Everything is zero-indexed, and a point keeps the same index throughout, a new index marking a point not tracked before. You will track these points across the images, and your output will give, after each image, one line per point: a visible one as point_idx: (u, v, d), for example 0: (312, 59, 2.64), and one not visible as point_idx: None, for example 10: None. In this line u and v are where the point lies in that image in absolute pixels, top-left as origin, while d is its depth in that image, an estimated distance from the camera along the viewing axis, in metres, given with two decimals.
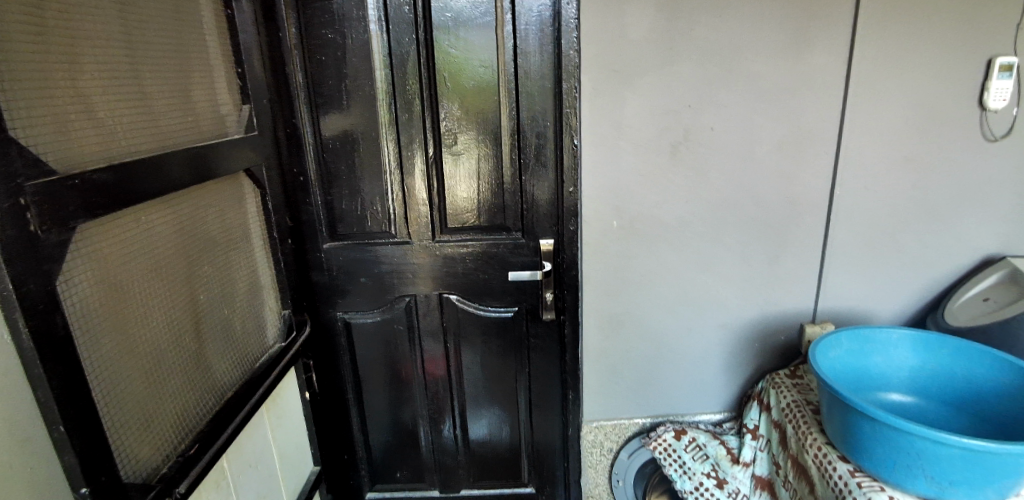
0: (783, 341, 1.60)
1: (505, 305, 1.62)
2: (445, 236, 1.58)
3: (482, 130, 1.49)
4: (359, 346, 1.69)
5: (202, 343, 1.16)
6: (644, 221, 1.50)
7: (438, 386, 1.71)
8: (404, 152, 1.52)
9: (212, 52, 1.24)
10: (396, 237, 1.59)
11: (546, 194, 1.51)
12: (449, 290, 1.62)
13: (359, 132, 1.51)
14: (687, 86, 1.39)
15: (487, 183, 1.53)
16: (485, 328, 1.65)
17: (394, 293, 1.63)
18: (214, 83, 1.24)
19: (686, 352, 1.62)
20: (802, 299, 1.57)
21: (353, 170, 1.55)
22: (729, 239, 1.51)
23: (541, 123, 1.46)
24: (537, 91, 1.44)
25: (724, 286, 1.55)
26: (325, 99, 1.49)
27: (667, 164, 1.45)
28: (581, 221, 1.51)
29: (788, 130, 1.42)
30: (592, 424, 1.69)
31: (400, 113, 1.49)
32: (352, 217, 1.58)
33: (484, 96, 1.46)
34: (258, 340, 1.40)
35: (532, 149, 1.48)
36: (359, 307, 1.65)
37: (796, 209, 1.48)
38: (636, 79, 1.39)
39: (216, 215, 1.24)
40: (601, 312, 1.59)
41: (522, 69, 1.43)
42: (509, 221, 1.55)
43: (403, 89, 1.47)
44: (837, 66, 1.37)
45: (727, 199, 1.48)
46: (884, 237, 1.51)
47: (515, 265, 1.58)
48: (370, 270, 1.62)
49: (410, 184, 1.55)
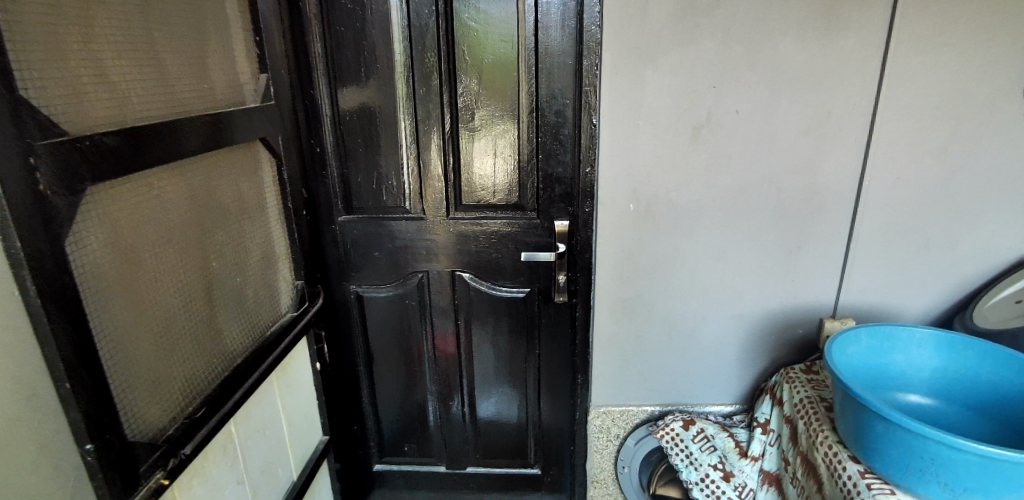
0: (801, 335, 1.51)
1: (518, 285, 1.61)
2: (459, 214, 1.57)
3: (500, 107, 1.46)
4: (372, 321, 1.71)
5: (212, 309, 1.18)
6: (663, 205, 1.44)
7: (448, 361, 1.72)
8: (420, 127, 1.51)
9: (232, 21, 1.24)
10: (409, 213, 1.59)
11: (564, 174, 1.48)
12: (462, 268, 1.62)
13: (378, 105, 1.51)
14: (711, 66, 1.32)
15: (505, 163, 1.51)
16: (497, 308, 1.64)
17: (408, 269, 1.64)
18: (233, 53, 1.25)
19: (698, 341, 1.56)
20: (823, 294, 1.48)
21: (370, 145, 1.55)
22: (753, 227, 1.44)
23: (560, 102, 1.43)
24: (557, 69, 1.40)
25: (741, 277, 1.49)
26: (344, 70, 1.49)
27: (687, 148, 1.39)
28: (596, 203, 1.47)
29: (817, 116, 1.34)
30: (599, 410, 1.66)
31: (418, 87, 1.47)
32: (367, 191, 1.59)
33: (504, 73, 1.43)
34: (270, 310, 1.42)
35: (550, 128, 1.45)
36: (373, 281, 1.66)
37: (822, 199, 1.40)
38: (658, 58, 1.33)
39: (231, 184, 1.26)
40: (614, 297, 1.54)
41: (542, 45, 1.39)
42: (524, 201, 1.53)
43: (421, 63, 1.45)
44: (874, 51, 1.28)
45: (750, 183, 1.40)
46: (917, 231, 1.41)
47: (529, 246, 1.57)
48: (386, 245, 1.62)
49: (425, 159, 1.54)
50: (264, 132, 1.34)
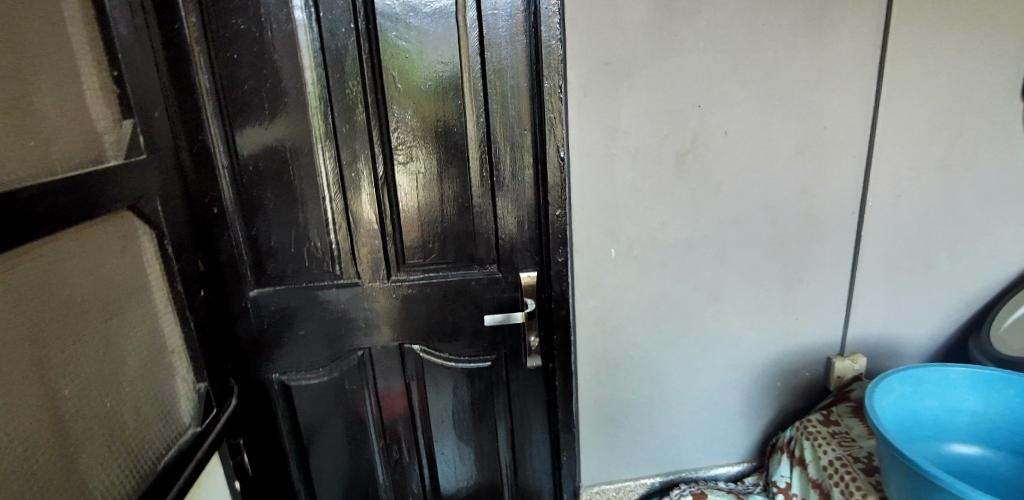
0: (808, 378, 1.34)
1: (480, 353, 1.35)
2: (402, 274, 1.30)
3: (442, 143, 1.22)
4: (302, 413, 1.38)
5: (68, 450, 0.84)
6: (648, 245, 1.21)
7: (403, 449, 1.43)
8: (346, 170, 1.23)
9: (80, 55, 0.96)
10: (341, 277, 1.29)
11: (524, 217, 1.26)
12: (411, 338, 1.33)
13: (290, 146, 1.21)
14: (693, 82, 1.13)
15: (451, 207, 1.26)
16: (458, 380, 1.37)
17: (344, 346, 1.33)
18: (85, 96, 0.96)
19: (696, 395, 1.33)
20: (829, 330, 1.31)
21: (284, 198, 1.24)
22: (751, 261, 1.24)
23: (517, 132, 1.21)
24: (510, 92, 1.19)
25: (739, 318, 1.28)
26: (242, 106, 1.18)
27: (673, 178, 1.17)
28: (570, 250, 1.20)
29: (810, 133, 1.18)
30: (591, 490, 1.39)
31: (339, 123, 1.19)
32: (285, 256, 1.27)
33: (445, 99, 1.19)
34: (162, 430, 1.06)
35: (507, 163, 1.23)
36: (301, 366, 1.34)
37: (821, 225, 1.24)
38: (633, 76, 1.12)
39: (84, 272, 0.92)
40: (596, 357, 1.28)
41: (491, 65, 1.17)
42: (480, 252, 1.29)
43: (341, 93, 1.18)
44: (868, 57, 1.14)
45: (744, 212, 1.21)
46: (918, 250, 1.28)
47: (490, 305, 1.31)
48: (314, 319, 1.31)
49: (356, 211, 1.25)
50: (133, 198, 1.01)
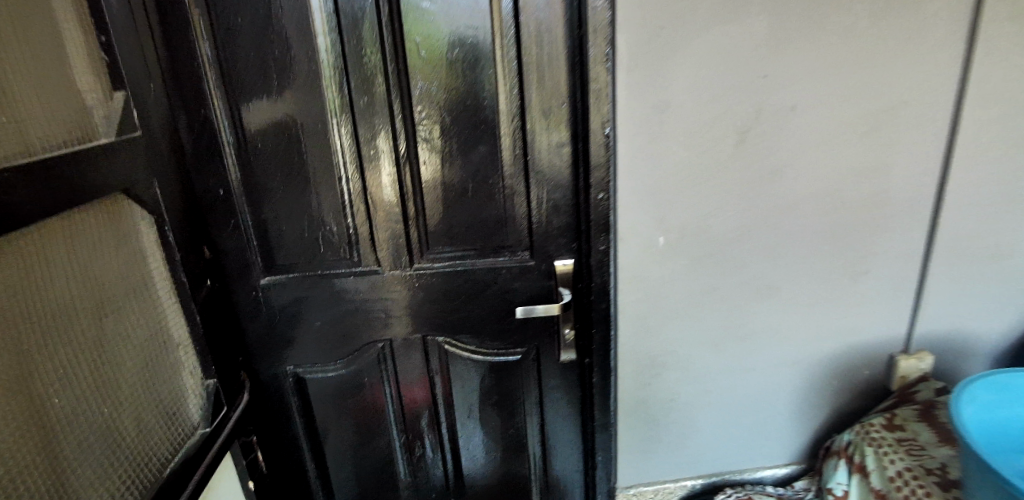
0: (866, 378, 1.23)
1: (508, 347, 1.25)
2: (425, 263, 1.19)
3: (470, 119, 1.09)
4: (319, 410, 1.29)
5: (60, 466, 0.75)
6: (699, 234, 1.09)
7: (427, 446, 1.35)
8: (364, 149, 1.11)
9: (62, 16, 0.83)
10: (359, 266, 1.18)
11: (561, 201, 1.14)
12: (435, 332, 1.23)
13: (301, 122, 1.09)
14: (759, 47, 0.98)
15: (479, 190, 1.14)
16: (485, 375, 1.27)
17: (362, 339, 1.23)
18: (71, 65, 0.84)
19: (744, 395, 1.23)
20: (892, 326, 1.19)
21: (295, 181, 1.12)
22: (813, 251, 1.12)
23: (554, 106, 1.08)
24: (547, 62, 1.05)
25: (795, 313, 1.16)
26: (248, 76, 1.05)
27: (730, 159, 1.04)
28: (613, 238, 1.09)
29: (888, 108, 1.04)
30: (628, 492, 1.31)
31: (357, 96, 1.07)
32: (296, 243, 1.16)
33: (473, 69, 1.06)
34: (168, 435, 0.97)
35: (542, 142, 1.10)
36: (316, 360, 1.25)
37: (893, 211, 1.11)
38: (690, 42, 0.97)
39: (72, 267, 0.81)
40: (636, 354, 1.18)
41: (527, 30, 1.04)
42: (510, 239, 1.18)
43: (357, 62, 1.05)
44: (960, 20, 0.99)
45: (807, 197, 1.08)
46: (998, 239, 1.15)
47: (519, 295, 1.21)
48: (330, 311, 1.21)
49: (375, 194, 1.14)
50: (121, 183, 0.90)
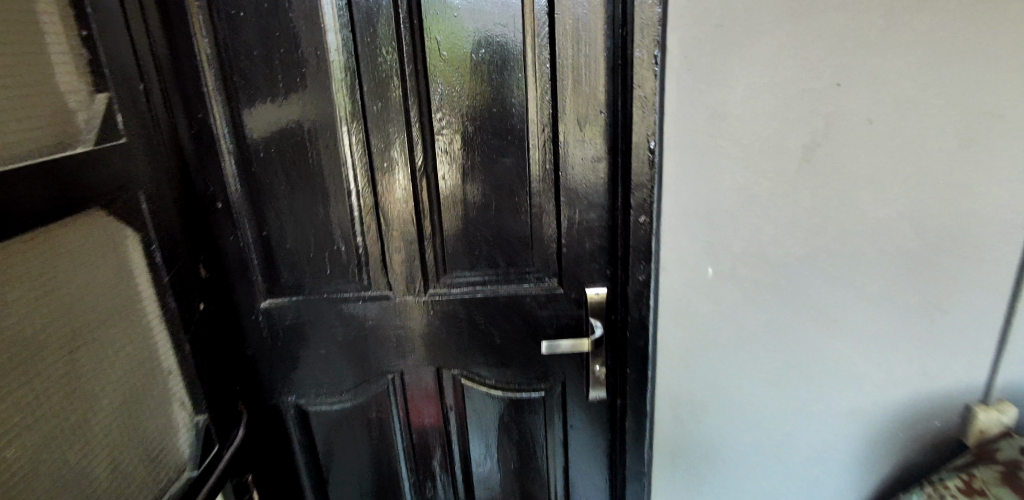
0: (938, 429, 1.08)
1: (531, 382, 1.13)
2: (442, 287, 1.07)
3: (495, 127, 0.97)
4: (323, 443, 1.18)
5: None
6: (754, 263, 0.96)
7: (440, 485, 1.22)
8: (377, 160, 0.99)
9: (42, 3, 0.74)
10: (368, 288, 1.07)
11: (595, 221, 1.02)
12: (450, 362, 1.12)
13: (309, 128, 0.98)
14: (833, 52, 0.85)
15: (504, 207, 1.02)
16: (505, 411, 1.15)
17: (372, 368, 1.12)
18: (51, 60, 0.74)
19: (798, 444, 1.08)
20: (972, 372, 1.04)
21: (301, 193, 1.01)
22: (884, 286, 0.98)
23: (591, 114, 0.96)
24: (585, 65, 0.93)
25: (861, 354, 1.02)
26: (251, 75, 0.95)
27: (793, 180, 0.91)
28: (654, 266, 0.97)
29: (983, 124, 0.89)
30: None
31: (370, 100, 0.96)
32: (301, 261, 1.05)
33: (500, 72, 0.95)
34: (144, 478, 0.86)
35: (577, 155, 0.98)
36: (320, 390, 1.13)
37: (982, 244, 0.96)
38: (752, 44, 0.84)
39: (41, 294, 0.70)
40: (677, 396, 1.05)
41: (562, 29, 0.92)
42: (536, 263, 1.05)
43: (371, 63, 0.94)
44: None
45: (880, 225, 0.95)
46: None
47: (546, 325, 1.08)
48: (336, 337, 1.09)
49: (387, 209, 1.02)
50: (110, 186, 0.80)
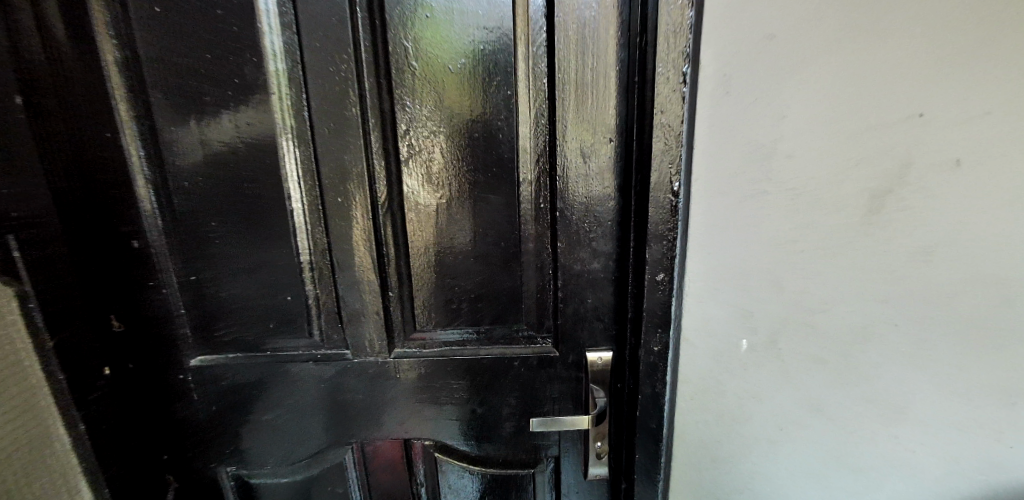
0: None
1: (519, 458, 0.94)
2: (411, 346, 0.88)
3: (476, 157, 0.79)
4: None
5: None
6: (798, 334, 0.76)
7: None
8: (329, 193, 0.80)
9: None
10: (320, 345, 0.88)
11: (599, 273, 0.83)
12: (421, 433, 0.92)
13: (244, 154, 0.78)
14: (913, 74, 0.65)
15: (488, 254, 0.83)
16: (486, 491, 0.96)
17: (326, 439, 0.92)
18: None
19: None
20: None
21: (236, 232, 0.82)
22: (979, 377, 0.75)
23: (597, 144, 0.76)
24: (590, 83, 0.74)
25: (943, 460, 0.79)
26: (172, 87, 0.76)
27: (853, 235, 0.71)
28: (673, 334, 0.77)
29: None
30: None
31: (320, 121, 0.77)
32: (238, 313, 0.86)
33: (483, 90, 0.76)
34: None
35: (578, 192, 0.79)
36: (265, 462, 0.93)
37: None
38: (807, 63, 0.65)
39: None
40: (696, 487, 0.85)
41: (562, 38, 0.72)
42: (527, 320, 0.87)
43: (322, 73, 0.75)
44: None
45: (974, 296, 0.72)
46: None
47: (538, 393, 0.89)
48: (282, 402, 0.90)
49: (342, 255, 0.83)
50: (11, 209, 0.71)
